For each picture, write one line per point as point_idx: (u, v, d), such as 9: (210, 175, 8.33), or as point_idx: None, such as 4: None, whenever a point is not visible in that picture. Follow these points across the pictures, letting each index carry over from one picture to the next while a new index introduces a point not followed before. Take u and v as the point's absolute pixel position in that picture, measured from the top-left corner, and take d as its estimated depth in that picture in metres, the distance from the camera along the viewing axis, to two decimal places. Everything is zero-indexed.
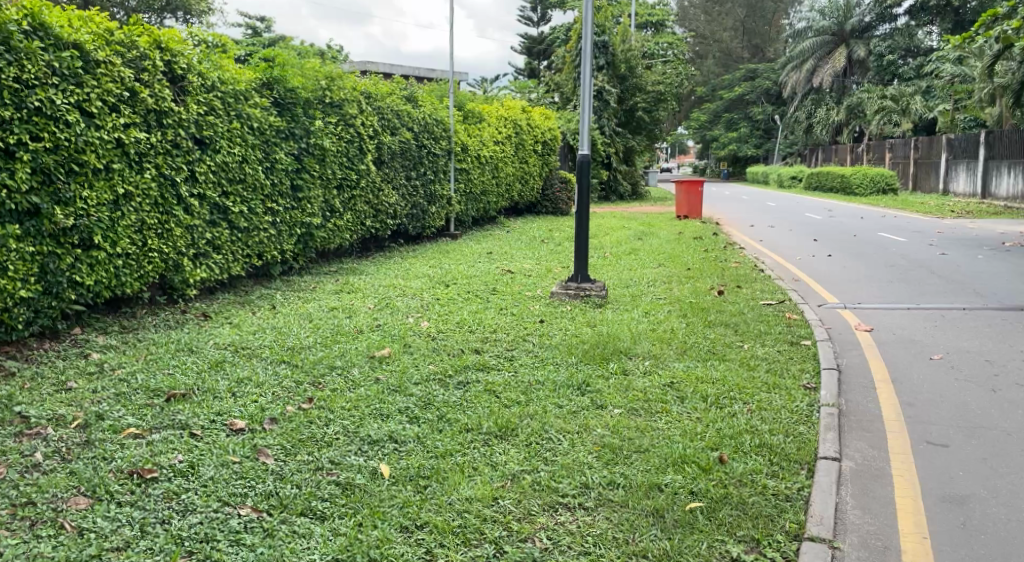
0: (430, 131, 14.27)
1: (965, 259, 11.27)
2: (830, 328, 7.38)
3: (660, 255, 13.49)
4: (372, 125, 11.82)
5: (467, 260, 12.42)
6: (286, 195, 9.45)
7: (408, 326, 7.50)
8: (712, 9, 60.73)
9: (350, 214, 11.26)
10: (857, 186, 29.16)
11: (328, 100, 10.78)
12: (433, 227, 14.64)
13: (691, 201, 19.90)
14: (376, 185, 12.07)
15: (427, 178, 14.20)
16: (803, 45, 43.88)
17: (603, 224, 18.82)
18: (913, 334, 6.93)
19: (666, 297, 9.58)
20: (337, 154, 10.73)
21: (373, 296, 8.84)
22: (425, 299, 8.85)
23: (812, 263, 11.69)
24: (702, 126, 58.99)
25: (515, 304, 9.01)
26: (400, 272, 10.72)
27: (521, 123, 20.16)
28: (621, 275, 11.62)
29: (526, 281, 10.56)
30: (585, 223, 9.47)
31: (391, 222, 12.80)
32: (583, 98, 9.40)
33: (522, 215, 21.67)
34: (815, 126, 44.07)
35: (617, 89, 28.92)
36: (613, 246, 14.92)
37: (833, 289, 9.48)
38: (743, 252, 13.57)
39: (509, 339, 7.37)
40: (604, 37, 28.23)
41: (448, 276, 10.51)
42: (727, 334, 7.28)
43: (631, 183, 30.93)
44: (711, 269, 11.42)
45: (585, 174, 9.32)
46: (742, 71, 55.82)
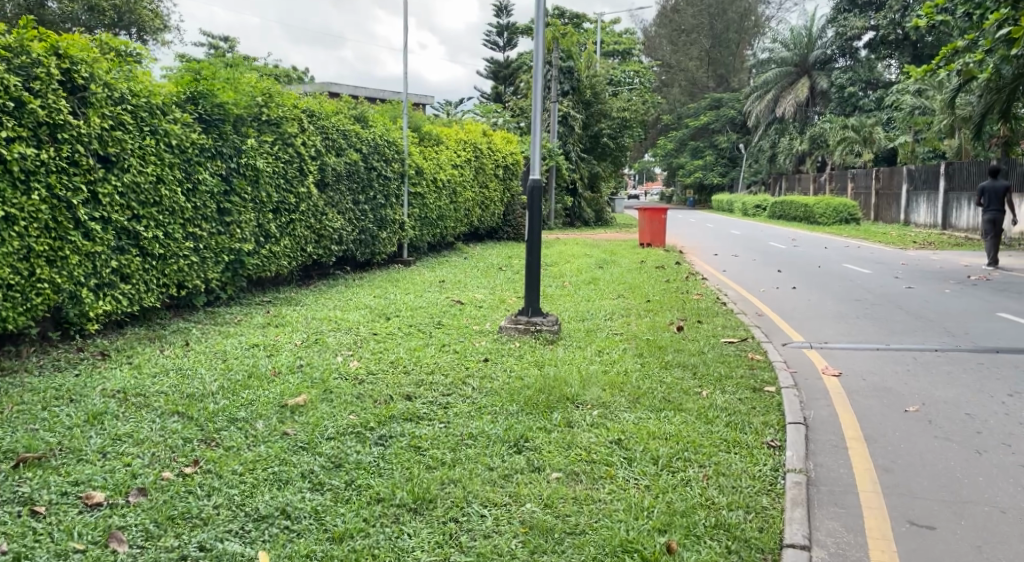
0: (381, 153, 13.58)
1: (933, 294, 10.79)
2: (795, 371, 6.77)
3: (621, 285, 12.90)
4: (315, 144, 11.13)
5: (417, 289, 11.68)
6: (211, 219, 8.73)
7: (336, 367, 6.76)
8: (677, 39, 60.93)
9: (288, 239, 10.54)
10: (821, 215, 28.99)
11: (264, 117, 10.09)
12: (384, 254, 13.91)
13: (654, 229, 19.41)
14: (318, 209, 11.34)
15: (377, 202, 13.48)
16: (766, 76, 44.11)
17: (564, 251, 18.19)
18: (884, 379, 6.34)
19: (622, 333, 8.94)
20: (273, 175, 10.03)
21: (303, 330, 8.08)
22: (361, 334, 8.11)
23: (776, 296, 11.16)
24: (668, 154, 59.02)
25: (460, 340, 8.31)
26: (338, 303, 9.97)
27: (481, 146, 19.55)
28: (578, 307, 10.97)
29: (475, 314, 9.87)
30: (536, 252, 8.81)
31: (336, 248, 12.07)
32: (533, 116, 8.81)
33: (482, 241, 20.99)
34: (779, 155, 44.17)
35: (582, 114, 28.54)
36: (573, 275, 14.32)
37: (797, 325, 8.93)
38: (706, 283, 13.01)
39: (446, 381, 6.66)
40: (570, 63, 27.87)
41: (391, 307, 9.78)
42: (685, 378, 6.63)
43: (596, 209, 30.45)
44: (673, 301, 10.83)
45: (537, 200, 8.69)
46: (707, 100, 56.06)
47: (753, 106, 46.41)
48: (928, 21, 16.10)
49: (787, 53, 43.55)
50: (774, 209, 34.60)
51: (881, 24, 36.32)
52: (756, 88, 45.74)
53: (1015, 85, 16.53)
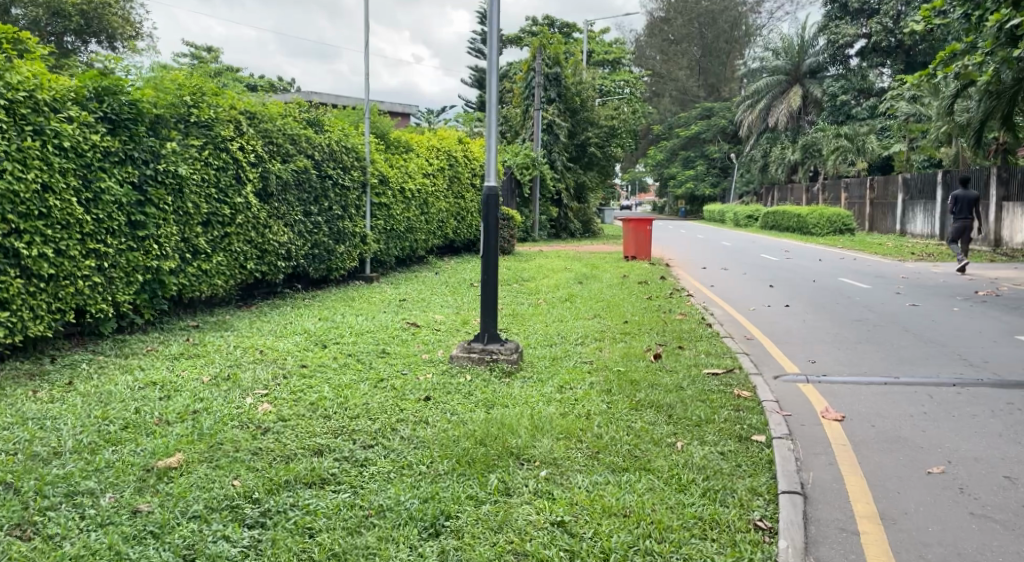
0: (338, 160, 12.51)
1: (940, 313, 9.74)
2: (790, 412, 5.70)
3: (599, 302, 11.79)
4: (255, 149, 10.12)
5: (371, 310, 10.55)
6: (120, 233, 7.65)
7: (239, 412, 5.62)
8: (667, 48, 60.09)
9: (221, 255, 9.50)
10: (814, 226, 28.01)
11: (190, 119, 9.11)
12: (343, 270, 12.78)
13: (640, 241, 18.33)
14: (261, 221, 10.30)
15: (333, 214, 12.37)
16: (757, 85, 43.22)
17: (544, 265, 17.10)
18: (897, 424, 5.30)
19: (592, 362, 7.82)
20: (200, 183, 9.02)
21: (217, 364, 6.95)
22: (286, 368, 6.98)
23: (767, 316, 10.10)
24: (659, 164, 58.14)
25: (404, 372, 7.19)
26: (275, 328, 8.87)
27: (457, 154, 18.47)
28: (549, 330, 9.85)
29: (429, 339, 8.75)
30: (492, 268, 7.70)
31: (284, 264, 11.00)
32: (488, 113, 7.70)
33: (458, 254, 19.85)
34: (771, 165, 43.23)
35: (568, 122, 27.47)
36: (549, 292, 13.26)
37: (789, 352, 7.85)
38: (690, 299, 11.96)
39: (373, 429, 5.53)
40: (556, 69, 26.80)
41: (334, 332, 8.67)
42: (657, 424, 5.52)
43: (583, 220, 29.36)
44: (652, 322, 9.73)
45: (493, 209, 7.61)
46: (698, 109, 55.22)
47: (744, 115, 45.56)
48: (925, 24, 15.10)
49: (779, 61, 42.69)
50: (767, 219, 33.59)
51: (874, 32, 35.44)
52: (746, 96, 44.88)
53: (1016, 90, 15.43)
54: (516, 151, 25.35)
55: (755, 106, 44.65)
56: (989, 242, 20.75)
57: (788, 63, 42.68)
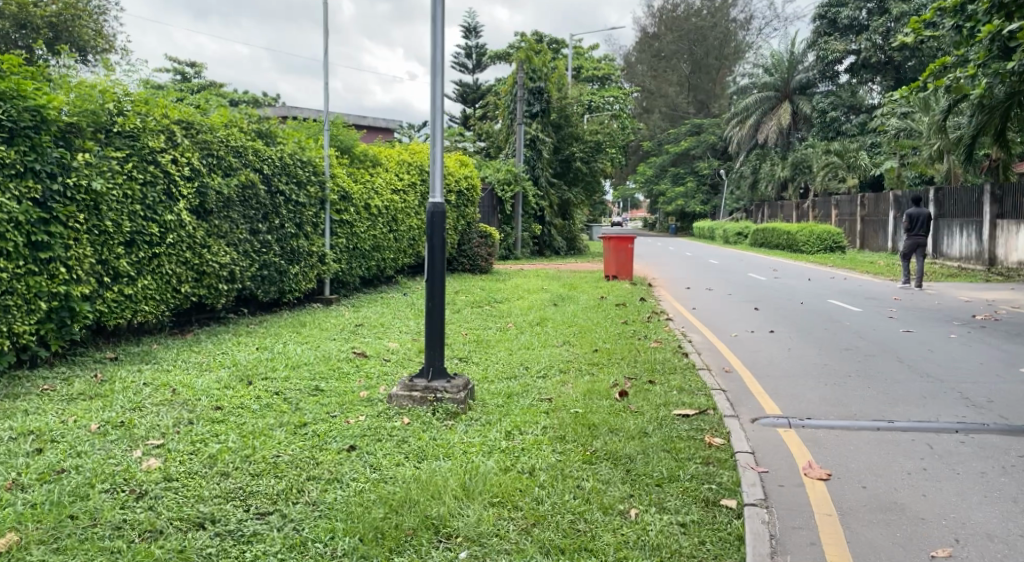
0: (292, 174, 11.65)
1: (936, 341, 8.91)
2: (768, 466, 4.89)
3: (573, 327, 10.90)
4: (190, 162, 9.39)
5: (317, 337, 9.60)
6: (18, 255, 7.05)
7: (116, 471, 4.75)
8: (657, 65, 59.74)
9: (148, 278, 8.78)
10: (804, 243, 27.22)
11: (112, 130, 8.46)
12: (297, 292, 11.84)
13: (621, 260, 17.46)
14: (196, 240, 9.52)
15: (286, 232, 11.46)
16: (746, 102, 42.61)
17: (520, 285, 16.22)
18: (892, 485, 4.50)
19: (551, 399, 6.91)
20: (123, 198, 8.32)
21: (116, 409, 6.07)
22: (195, 412, 6.06)
23: (749, 345, 9.23)
24: (649, 180, 57.55)
25: (334, 415, 6.26)
26: (202, 361, 7.99)
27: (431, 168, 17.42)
28: (513, 359, 8.96)
29: (373, 372, 7.80)
30: (438, 295, 6.68)
31: (227, 287, 10.19)
32: (432, 119, 6.78)
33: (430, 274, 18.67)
34: (760, 181, 42.56)
35: (552, 137, 26.63)
36: (520, 314, 12.40)
37: (771, 389, 6.97)
38: (669, 323, 11.11)
39: (274, 492, 4.64)
40: (539, 83, 25.87)
41: (269, 366, 7.75)
42: (610, 483, 4.65)
43: (567, 238, 28.54)
44: (625, 351, 8.82)
45: (438, 229, 6.64)
46: (688, 126, 54.64)
47: (733, 131, 44.93)
48: (916, 37, 14.30)
49: (768, 77, 42.13)
50: (757, 236, 32.85)
51: (862, 48, 34.89)
52: (735, 112, 44.27)
53: (1009, 105, 14.58)
54: (497, 167, 24.59)
55: (744, 122, 43.99)
56: (983, 261, 19.97)
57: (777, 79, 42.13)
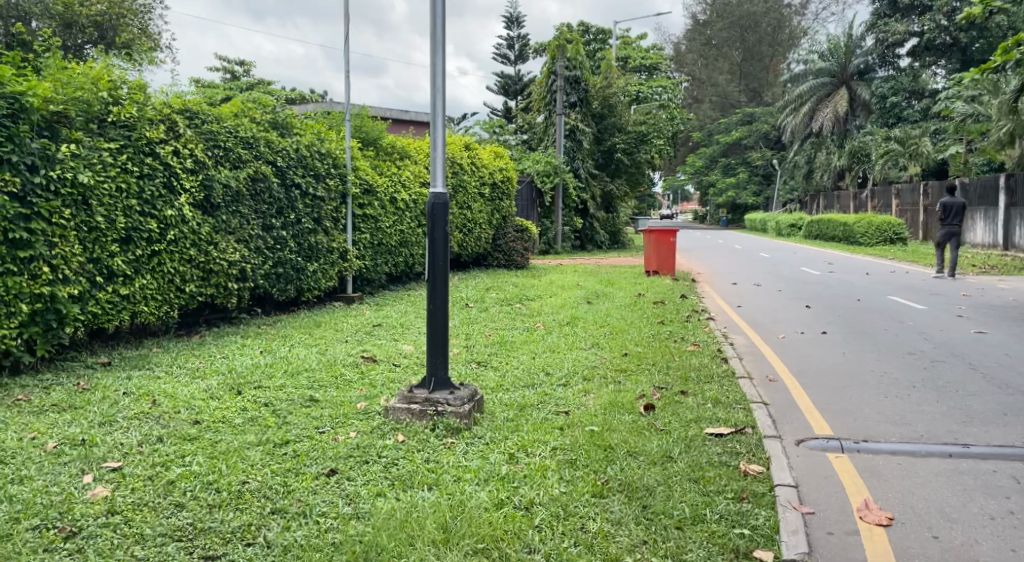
0: (309, 167, 11.02)
1: (1014, 345, 7.93)
2: (815, 499, 4.24)
3: (605, 327, 10.09)
4: (194, 153, 8.84)
5: (326, 339, 8.97)
6: None
7: (52, 501, 4.16)
8: (708, 53, 58.04)
9: (147, 277, 8.26)
10: (862, 235, 25.89)
11: (107, 119, 7.95)
12: (316, 291, 11.25)
13: (663, 254, 16.55)
14: (202, 237, 8.99)
15: (302, 227, 10.85)
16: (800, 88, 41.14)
17: (555, 281, 15.44)
18: (968, 537, 3.84)
19: (568, 413, 6.12)
20: (116, 192, 7.80)
21: (81, 425, 5.48)
22: (167, 429, 5.45)
23: (798, 349, 8.32)
24: (699, 171, 56.12)
25: (321, 432, 5.59)
26: (197, 366, 7.40)
27: (465, 160, 16.63)
28: (535, 364, 8.20)
29: (377, 379, 7.12)
30: (440, 296, 5.97)
31: (238, 286, 9.67)
32: (433, 102, 6.06)
33: (465, 269, 17.94)
34: (817, 171, 40.96)
35: (593, 127, 25.68)
36: (550, 313, 11.63)
37: (823, 402, 6.12)
38: (711, 322, 10.23)
39: (229, 530, 3.99)
40: (577, 72, 25.00)
41: (265, 373, 7.13)
42: (621, 526, 3.96)
43: (610, 231, 27.62)
44: (658, 355, 8.01)
45: (440, 223, 5.92)
46: (740, 115, 53.04)
47: (787, 119, 43.40)
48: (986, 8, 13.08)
49: (823, 63, 40.55)
50: (812, 227, 31.49)
51: (925, 29, 33.19)
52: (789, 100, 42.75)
53: None
54: (537, 158, 23.80)
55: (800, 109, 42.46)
56: None
57: (833, 64, 40.52)
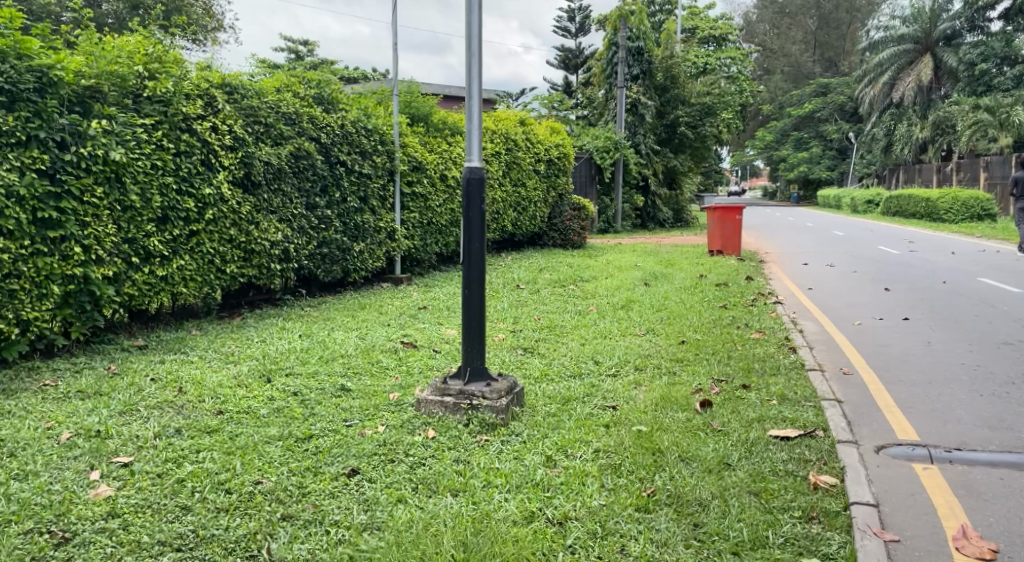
0: (356, 143, 10.70)
1: None
2: (907, 522, 3.92)
3: (661, 312, 9.54)
4: (233, 130, 8.59)
5: (368, 323, 8.67)
6: (21, 233, 6.39)
7: (53, 501, 3.91)
8: (780, 22, 56.07)
9: (185, 258, 8.04)
10: (946, 211, 24.58)
11: (142, 95, 7.71)
12: (363, 272, 10.98)
13: (727, 233, 15.79)
14: (242, 217, 8.74)
15: (348, 206, 10.56)
16: (882, 56, 39.95)
17: (613, 262, 14.87)
18: None
19: (615, 408, 5.66)
20: (151, 170, 7.58)
21: (101, 414, 5.23)
22: (187, 419, 5.16)
23: (873, 337, 7.68)
24: (769, 146, 54.33)
25: (348, 425, 5.24)
26: (231, 351, 7.17)
27: (519, 136, 16.11)
28: (584, 351, 7.72)
29: (414, 367, 6.76)
30: (476, 280, 5.58)
31: (281, 266, 9.43)
32: (467, 70, 5.58)
33: (519, 248, 17.46)
34: (896, 143, 39.14)
35: (655, 100, 24.82)
36: (605, 296, 11.10)
37: (904, 401, 5.53)
38: (777, 306, 9.60)
39: (232, 539, 3.69)
40: (640, 43, 24.18)
41: (298, 359, 6.83)
42: (667, 552, 3.63)
43: (672, 209, 26.80)
44: (717, 343, 7.46)
45: (476, 201, 5.54)
46: (813, 86, 51.10)
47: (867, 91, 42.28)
48: None
49: (907, 29, 39.18)
50: (891, 203, 30.07)
51: None
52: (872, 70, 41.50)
53: None
54: (596, 134, 23.13)
55: (879, 80, 40.68)
56: None
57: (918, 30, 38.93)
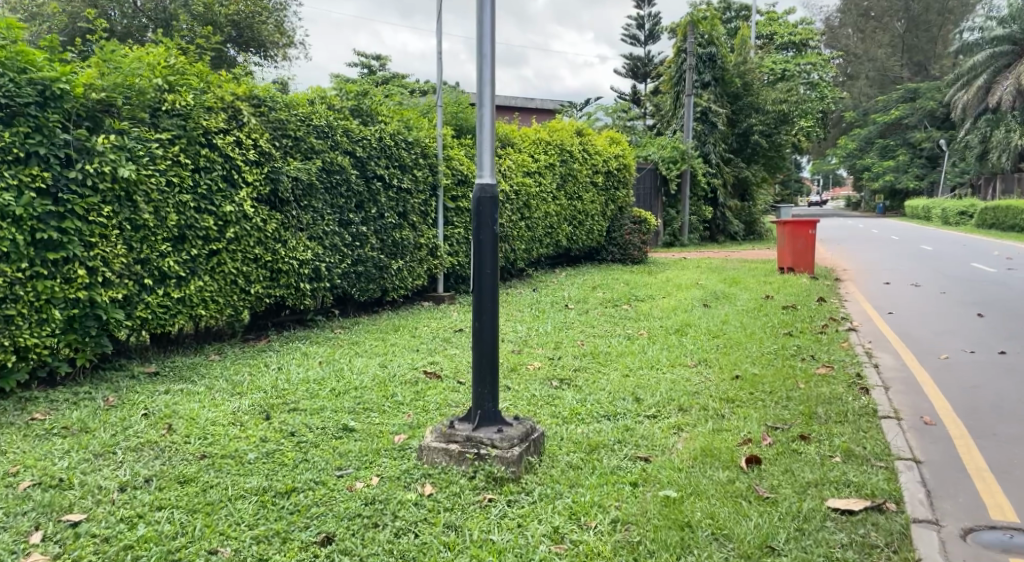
0: (396, 156, 10.19)
1: None
2: None
3: (718, 338, 8.68)
4: (259, 144, 8.16)
5: (397, 348, 8.10)
6: (19, 256, 6.02)
7: None
8: (865, 25, 54.49)
9: (206, 279, 7.59)
10: None
11: (160, 108, 7.26)
12: (402, 290, 10.47)
13: (799, 249, 14.65)
14: (269, 235, 8.29)
15: (386, 223, 10.05)
16: (975, 60, 37.78)
17: (674, 279, 14.05)
18: None
19: (646, 460, 4.94)
20: (168, 186, 7.17)
21: (73, 455, 4.74)
22: (162, 466, 4.61)
23: (958, 375, 6.74)
24: (852, 154, 52.07)
25: (339, 476, 4.65)
26: (241, 380, 6.68)
27: (576, 147, 15.41)
28: (625, 385, 6.96)
29: (431, 403, 6.13)
30: (489, 310, 4.98)
31: (311, 286, 8.97)
32: (478, 76, 5.00)
33: (576, 263, 16.72)
34: (993, 151, 36.90)
35: (727, 109, 23.70)
36: (659, 318, 10.28)
37: (1000, 466, 4.66)
38: (850, 333, 8.65)
39: None
40: (711, 49, 23.19)
41: (308, 391, 6.28)
42: None
43: (744, 221, 25.64)
44: (777, 379, 6.58)
45: (488, 221, 4.96)
46: (900, 92, 48.82)
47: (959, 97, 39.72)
48: None
49: (1004, 29, 37.11)
50: (986, 215, 28.17)
51: None
52: (966, 74, 39.39)
53: None
54: (662, 143, 22.20)
55: (973, 84, 38.38)
56: None
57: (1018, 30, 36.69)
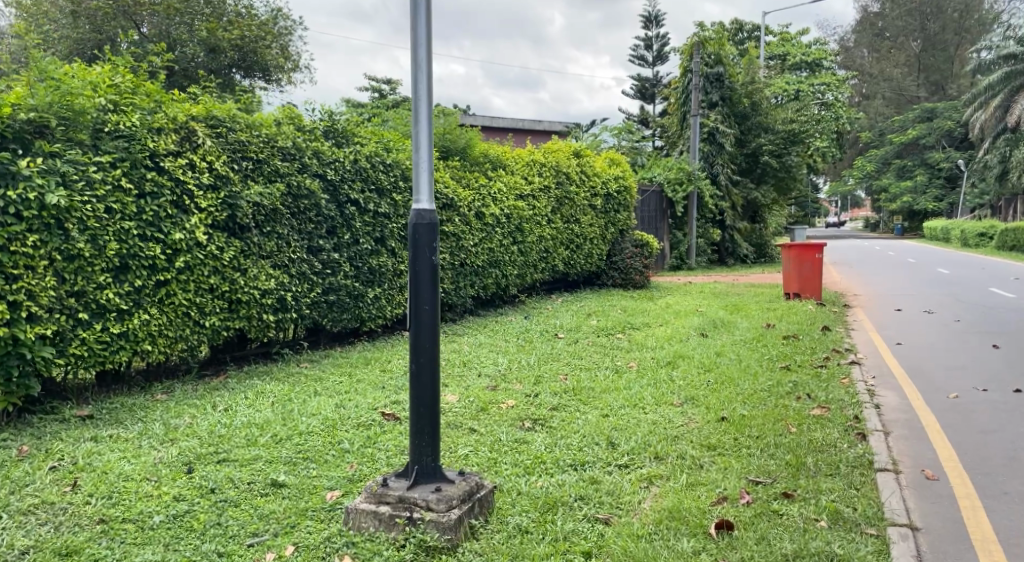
0: (374, 179, 9.64)
1: None
2: None
3: (711, 372, 8.02)
4: (214, 167, 7.65)
5: (362, 386, 7.49)
6: None
7: None
8: (879, 45, 54.22)
9: (153, 311, 7.06)
10: None
11: (102, 129, 6.79)
12: (380, 320, 9.89)
13: (805, 274, 13.95)
14: (226, 263, 7.76)
15: (362, 249, 9.48)
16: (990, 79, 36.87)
17: (673, 305, 13.43)
18: None
19: (606, 526, 4.33)
20: (108, 212, 6.68)
21: None
22: (48, 537, 4.12)
23: (971, 416, 6.08)
24: (869, 175, 51.30)
25: (249, 547, 4.11)
26: (180, 423, 6.11)
27: (573, 168, 14.86)
28: (602, 426, 6.34)
29: (380, 451, 5.51)
30: (428, 350, 4.38)
31: (276, 317, 8.41)
32: (414, 89, 4.45)
33: (575, 288, 16.09)
34: (1012, 171, 35.98)
35: (735, 129, 23.11)
36: (653, 348, 9.65)
37: (1010, 540, 4.20)
38: (853, 366, 7.97)
39: None
40: (718, 68, 22.63)
41: (245, 437, 5.70)
42: None
43: (755, 244, 24.97)
44: (767, 421, 5.93)
45: (426, 250, 4.38)
46: (916, 112, 48.10)
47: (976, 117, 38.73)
48: None
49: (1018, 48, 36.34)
50: (1006, 236, 27.30)
51: None
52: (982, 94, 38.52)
53: None
54: (668, 164, 21.65)
55: (990, 103, 37.52)
56: None
57: None
